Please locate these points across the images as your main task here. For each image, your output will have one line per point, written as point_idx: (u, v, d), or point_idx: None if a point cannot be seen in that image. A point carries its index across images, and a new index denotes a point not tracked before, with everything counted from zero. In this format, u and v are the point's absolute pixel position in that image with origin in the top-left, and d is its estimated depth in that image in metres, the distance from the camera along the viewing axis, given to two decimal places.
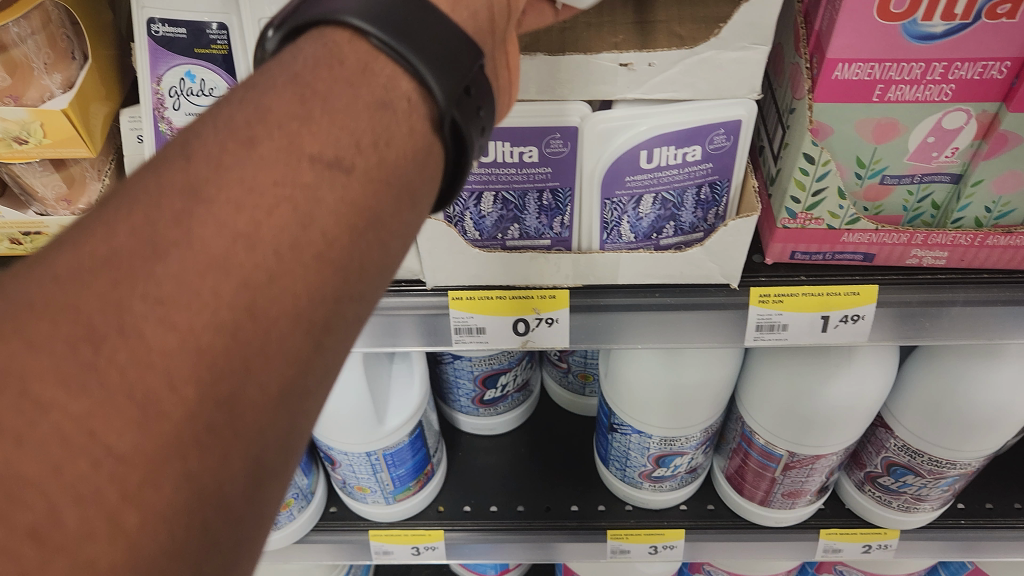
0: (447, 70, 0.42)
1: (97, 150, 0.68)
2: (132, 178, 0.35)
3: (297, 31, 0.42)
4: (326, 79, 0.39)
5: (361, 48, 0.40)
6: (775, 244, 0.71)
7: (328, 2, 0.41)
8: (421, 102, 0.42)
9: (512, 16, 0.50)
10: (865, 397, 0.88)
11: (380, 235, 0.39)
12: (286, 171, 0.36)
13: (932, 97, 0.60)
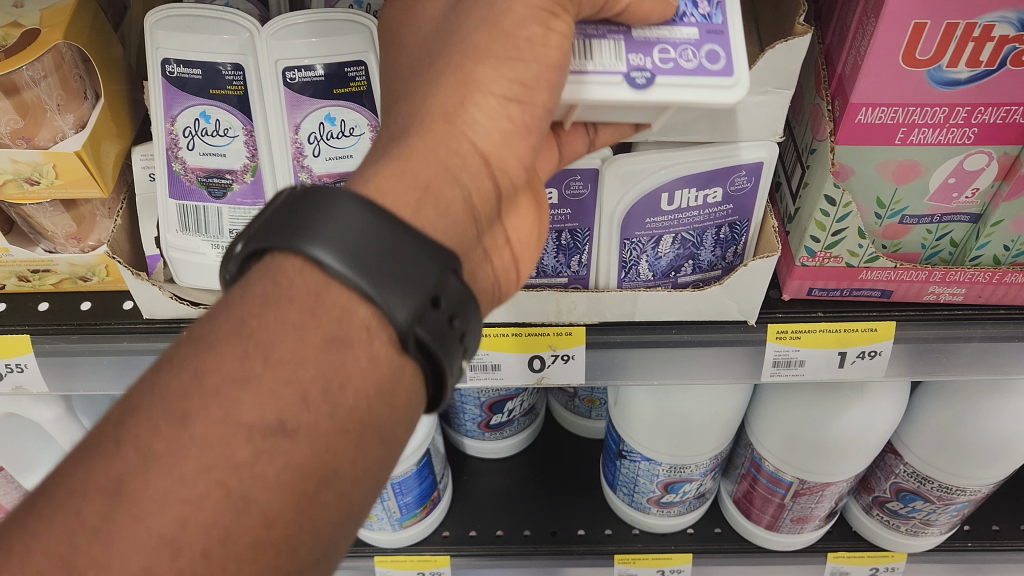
0: (406, 291, 0.40)
1: (108, 189, 0.67)
2: (66, 469, 0.36)
3: (257, 259, 0.41)
4: (272, 325, 0.38)
5: (315, 278, 0.39)
6: (793, 280, 0.70)
7: (283, 230, 0.40)
8: (382, 330, 0.40)
9: (501, 198, 0.49)
10: (877, 428, 0.88)
11: (338, 493, 0.39)
12: (218, 454, 0.36)
13: (955, 139, 0.60)
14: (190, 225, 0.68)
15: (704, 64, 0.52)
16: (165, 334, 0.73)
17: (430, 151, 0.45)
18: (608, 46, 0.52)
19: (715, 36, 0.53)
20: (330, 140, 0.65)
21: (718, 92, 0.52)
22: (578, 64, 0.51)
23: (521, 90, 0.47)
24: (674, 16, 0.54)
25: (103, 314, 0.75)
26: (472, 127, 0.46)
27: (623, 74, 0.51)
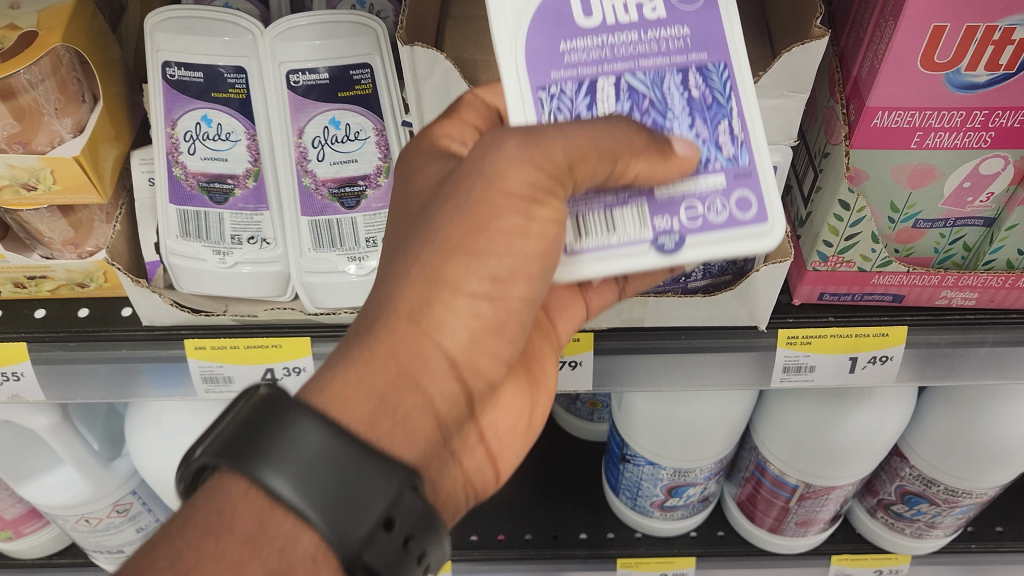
0: (348, 518, 0.40)
1: (107, 195, 0.66)
2: None
3: (211, 466, 0.41)
4: (211, 560, 0.37)
5: (259, 503, 0.40)
6: (803, 285, 0.70)
7: (233, 449, 0.41)
8: (329, 560, 0.39)
9: (474, 406, 0.48)
10: (884, 431, 0.87)
11: None
12: None
13: (971, 143, 0.59)
14: (191, 231, 0.66)
15: (734, 214, 0.54)
16: (165, 341, 0.71)
17: (390, 354, 0.44)
18: (631, 214, 0.53)
19: (744, 180, 0.54)
20: (334, 144, 0.63)
21: (753, 240, 0.54)
22: (599, 236, 0.53)
23: (493, 286, 0.46)
24: (697, 163, 0.54)
25: (101, 322, 0.74)
26: (440, 329, 0.45)
27: (651, 241, 0.53)
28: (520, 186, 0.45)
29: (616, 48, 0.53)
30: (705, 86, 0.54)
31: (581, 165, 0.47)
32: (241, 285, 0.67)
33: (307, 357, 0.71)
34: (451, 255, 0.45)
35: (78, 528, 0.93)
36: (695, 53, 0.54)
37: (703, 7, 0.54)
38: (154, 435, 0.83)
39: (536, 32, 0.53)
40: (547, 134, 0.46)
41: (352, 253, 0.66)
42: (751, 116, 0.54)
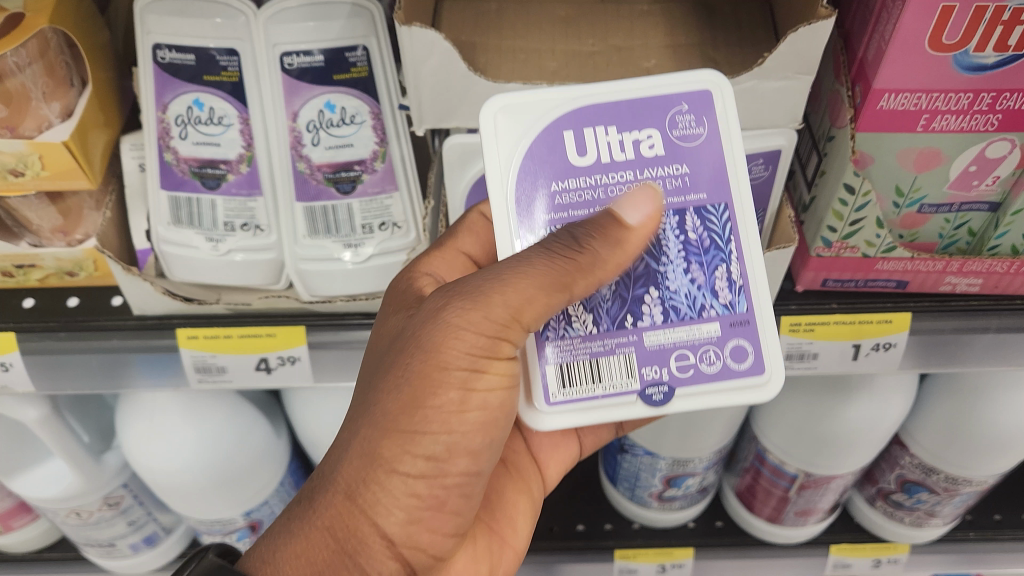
0: None
1: (97, 181, 0.64)
2: None
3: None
4: None
5: None
6: (806, 272, 0.69)
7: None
8: None
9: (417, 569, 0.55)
10: (886, 421, 0.86)
11: None
12: None
13: (978, 127, 0.58)
14: (182, 217, 0.64)
15: (729, 364, 0.56)
16: (156, 331, 0.70)
17: (326, 528, 0.50)
18: (617, 366, 0.55)
19: (739, 329, 0.56)
20: (329, 128, 0.62)
21: (750, 390, 0.56)
22: (585, 386, 0.55)
23: (428, 464, 0.50)
24: (694, 310, 0.56)
25: (90, 311, 0.72)
26: (376, 508, 0.50)
27: (638, 392, 0.55)
28: (460, 358, 0.49)
29: (609, 187, 0.55)
30: (703, 228, 0.56)
31: (521, 322, 0.50)
32: (234, 273, 0.66)
33: (302, 346, 0.70)
34: (395, 438, 0.49)
35: (69, 522, 0.91)
36: (694, 195, 0.55)
37: (703, 143, 0.55)
38: (146, 427, 0.82)
39: (528, 172, 0.55)
40: (483, 292, 0.49)
41: (347, 240, 0.64)
42: (751, 263, 0.56)
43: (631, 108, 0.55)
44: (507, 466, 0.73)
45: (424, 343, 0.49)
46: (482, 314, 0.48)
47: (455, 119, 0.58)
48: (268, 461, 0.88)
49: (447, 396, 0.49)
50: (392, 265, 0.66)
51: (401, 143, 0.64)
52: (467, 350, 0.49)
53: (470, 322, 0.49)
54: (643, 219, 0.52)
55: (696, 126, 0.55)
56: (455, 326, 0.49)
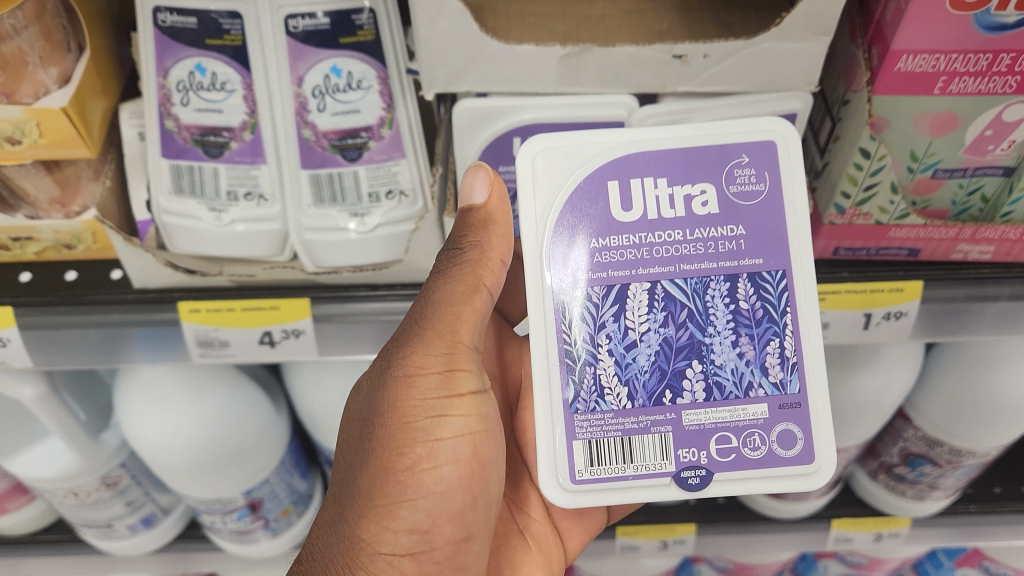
0: None
1: (96, 149, 0.63)
2: None
3: None
4: None
5: None
6: (819, 240, 0.68)
7: None
8: None
9: None
10: (891, 393, 0.85)
11: None
12: None
13: (996, 89, 0.57)
14: (184, 187, 0.63)
15: (775, 449, 0.58)
16: (158, 304, 0.69)
17: None
18: (653, 443, 0.58)
19: (789, 412, 0.58)
20: (335, 94, 0.60)
21: (793, 478, 0.58)
22: (615, 466, 0.58)
23: (419, 528, 0.55)
24: (743, 390, 0.58)
25: (89, 285, 0.71)
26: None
27: (674, 474, 0.58)
28: (416, 406, 0.55)
29: (655, 249, 0.57)
30: (756, 295, 0.58)
31: (462, 356, 0.56)
32: (236, 243, 0.64)
33: (306, 320, 0.68)
34: (376, 512, 0.54)
35: (66, 503, 0.90)
36: (749, 258, 0.58)
37: (764, 199, 0.58)
38: (145, 405, 0.81)
39: (571, 225, 0.58)
40: (423, 336, 0.56)
41: (354, 209, 0.63)
42: (805, 336, 0.58)
43: (688, 162, 0.58)
44: (524, 536, 0.74)
45: (384, 404, 0.56)
46: (425, 352, 0.55)
47: (465, 83, 0.56)
48: (270, 439, 0.87)
49: (415, 452, 0.55)
50: (402, 234, 0.64)
51: (407, 105, 0.63)
52: (424, 395, 0.55)
53: (418, 366, 0.55)
54: (487, 193, 0.56)
55: (758, 183, 0.58)
56: (404, 379, 0.55)
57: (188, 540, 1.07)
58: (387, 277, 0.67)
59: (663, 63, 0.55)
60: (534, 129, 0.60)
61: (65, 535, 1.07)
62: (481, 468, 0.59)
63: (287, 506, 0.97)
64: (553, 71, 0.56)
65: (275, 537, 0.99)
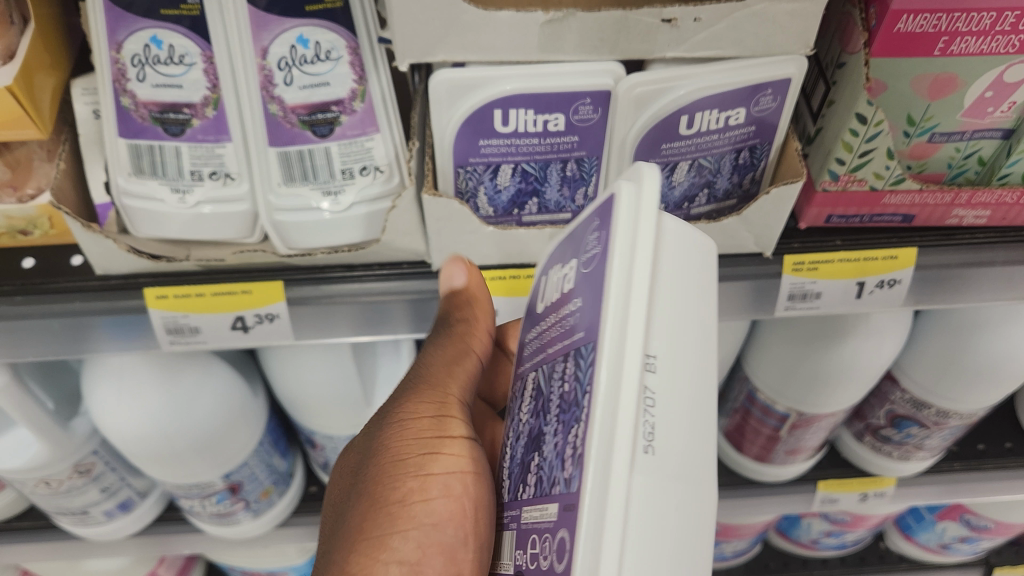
0: None
1: (47, 131, 0.59)
2: None
3: None
4: None
5: None
6: (811, 208, 0.66)
7: None
8: None
9: None
10: (882, 359, 0.83)
11: None
12: None
13: (998, 49, 0.54)
14: (144, 167, 0.59)
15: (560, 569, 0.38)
16: (123, 291, 0.65)
17: None
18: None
19: (569, 514, 0.38)
20: (303, 65, 0.57)
21: None
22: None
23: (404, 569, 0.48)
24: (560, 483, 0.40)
25: (48, 273, 0.67)
26: None
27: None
28: (410, 445, 0.53)
29: (544, 334, 0.50)
30: (574, 372, 0.42)
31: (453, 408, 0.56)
32: (203, 225, 0.61)
33: (281, 303, 0.65)
34: (363, 547, 0.49)
35: (38, 492, 0.87)
36: (579, 333, 0.43)
37: (598, 260, 0.43)
38: (114, 394, 0.77)
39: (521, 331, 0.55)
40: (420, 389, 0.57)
41: (326, 187, 0.60)
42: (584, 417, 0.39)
43: (567, 240, 0.50)
44: None
45: (376, 450, 0.53)
46: (416, 404, 0.56)
47: (441, 52, 0.53)
48: (245, 422, 0.84)
49: (407, 484, 0.51)
50: (379, 212, 0.61)
51: (379, 76, 0.59)
52: (413, 436, 0.53)
53: (411, 411, 0.55)
54: (467, 277, 0.60)
55: (601, 244, 0.43)
56: (397, 422, 0.54)
57: (165, 522, 1.04)
58: (363, 258, 0.64)
59: (652, 27, 0.52)
60: (513, 100, 0.56)
61: (37, 521, 1.04)
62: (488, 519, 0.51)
63: (268, 486, 0.95)
64: (534, 37, 0.53)
65: (256, 517, 0.97)
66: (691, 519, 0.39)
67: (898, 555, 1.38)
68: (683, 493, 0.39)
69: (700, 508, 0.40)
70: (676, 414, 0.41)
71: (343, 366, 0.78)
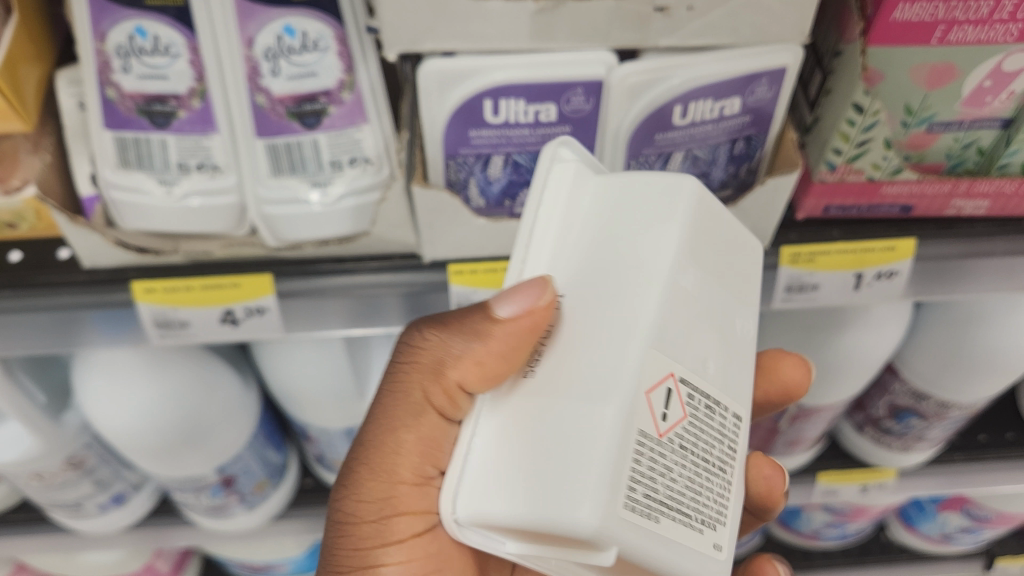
0: None
1: (32, 122, 0.58)
2: None
3: None
4: None
5: None
6: (808, 199, 0.65)
7: None
8: None
9: None
10: (882, 351, 0.82)
11: None
12: None
13: (996, 38, 0.53)
14: (130, 160, 0.58)
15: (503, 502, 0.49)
16: (111, 285, 0.65)
17: None
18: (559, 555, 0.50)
19: None
20: (290, 56, 0.56)
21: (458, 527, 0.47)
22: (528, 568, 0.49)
23: None
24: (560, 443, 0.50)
25: (35, 266, 0.66)
26: None
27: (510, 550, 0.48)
28: (353, 556, 0.57)
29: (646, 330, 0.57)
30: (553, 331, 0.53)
31: (404, 500, 0.57)
32: (191, 218, 0.60)
33: (270, 296, 0.65)
34: None
35: (31, 486, 0.86)
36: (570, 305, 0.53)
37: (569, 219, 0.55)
38: (107, 388, 0.76)
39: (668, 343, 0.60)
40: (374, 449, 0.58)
41: (315, 179, 0.59)
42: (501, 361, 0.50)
43: None
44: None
45: (326, 553, 0.58)
46: (365, 500, 0.57)
47: (430, 42, 0.52)
48: (238, 415, 0.84)
49: None
50: (368, 205, 0.60)
51: (368, 67, 0.59)
52: (359, 544, 0.57)
53: (362, 498, 0.57)
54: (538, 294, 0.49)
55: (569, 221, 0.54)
56: (339, 528, 0.58)
57: (161, 516, 1.04)
58: (354, 251, 0.64)
59: (644, 16, 0.51)
60: (505, 90, 0.55)
61: (32, 514, 1.04)
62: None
63: (261, 480, 0.94)
64: (524, 26, 0.52)
65: (250, 510, 0.97)
66: (577, 442, 0.43)
67: (899, 546, 1.37)
68: (573, 422, 0.44)
69: (609, 445, 0.42)
70: (597, 344, 0.46)
71: (334, 357, 0.77)
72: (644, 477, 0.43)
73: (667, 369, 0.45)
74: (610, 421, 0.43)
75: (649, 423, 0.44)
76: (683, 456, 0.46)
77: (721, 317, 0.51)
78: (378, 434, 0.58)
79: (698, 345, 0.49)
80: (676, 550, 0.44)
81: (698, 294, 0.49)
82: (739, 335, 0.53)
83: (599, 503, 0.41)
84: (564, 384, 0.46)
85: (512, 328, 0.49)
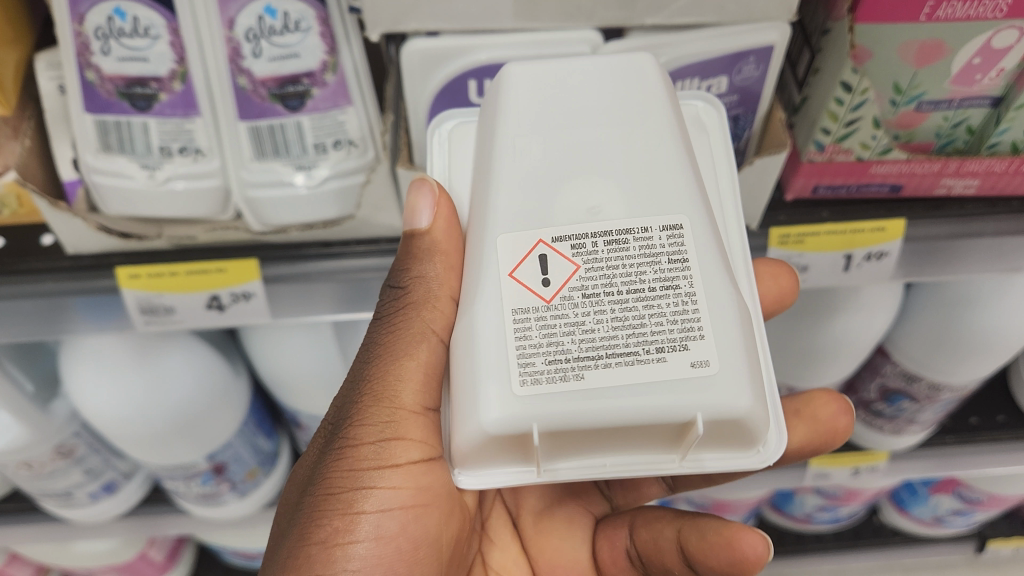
0: None
1: (10, 105, 0.58)
2: None
3: None
4: None
5: None
6: (797, 179, 0.64)
7: None
8: None
9: None
10: (873, 333, 0.82)
11: None
12: None
13: (985, 14, 0.53)
14: (111, 144, 0.58)
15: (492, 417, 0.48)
16: (95, 271, 0.64)
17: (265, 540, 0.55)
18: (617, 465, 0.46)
19: None
20: (271, 37, 0.55)
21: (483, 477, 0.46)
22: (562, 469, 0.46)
23: None
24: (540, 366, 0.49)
25: (19, 253, 0.66)
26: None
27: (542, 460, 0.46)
28: (348, 478, 0.50)
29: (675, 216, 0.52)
30: None
31: (408, 426, 0.50)
32: (174, 203, 0.59)
33: (257, 281, 0.64)
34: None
35: (20, 475, 0.86)
36: None
37: None
38: (93, 374, 0.76)
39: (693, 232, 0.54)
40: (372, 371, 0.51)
41: (299, 162, 0.58)
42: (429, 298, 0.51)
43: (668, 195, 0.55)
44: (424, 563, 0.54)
45: (316, 477, 0.51)
46: (363, 423, 0.50)
47: (413, 22, 0.51)
48: (227, 402, 0.83)
49: (332, 524, 0.49)
50: (353, 187, 0.60)
51: (351, 49, 0.58)
52: (355, 466, 0.50)
53: (358, 418, 0.50)
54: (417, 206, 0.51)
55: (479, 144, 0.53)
56: (337, 452, 0.50)
57: (153, 504, 1.04)
58: (340, 234, 0.63)
59: None
60: (490, 71, 0.55)
61: (23, 504, 1.04)
62: (411, 550, 0.52)
63: (253, 467, 0.94)
64: (507, 6, 0.51)
65: (242, 497, 0.96)
66: (468, 355, 0.45)
67: (892, 529, 1.37)
68: (466, 345, 0.45)
69: (491, 346, 0.44)
70: (474, 258, 0.47)
71: (323, 343, 0.77)
72: (542, 345, 0.43)
73: (533, 238, 0.45)
74: (486, 319, 0.44)
75: (524, 300, 0.44)
76: (596, 304, 0.44)
77: (622, 145, 0.47)
78: (383, 366, 0.51)
79: (581, 190, 0.46)
80: (618, 392, 0.42)
81: (562, 147, 0.47)
82: (654, 145, 0.47)
83: (490, 400, 0.43)
84: (466, 296, 0.47)
85: (443, 231, 0.50)
